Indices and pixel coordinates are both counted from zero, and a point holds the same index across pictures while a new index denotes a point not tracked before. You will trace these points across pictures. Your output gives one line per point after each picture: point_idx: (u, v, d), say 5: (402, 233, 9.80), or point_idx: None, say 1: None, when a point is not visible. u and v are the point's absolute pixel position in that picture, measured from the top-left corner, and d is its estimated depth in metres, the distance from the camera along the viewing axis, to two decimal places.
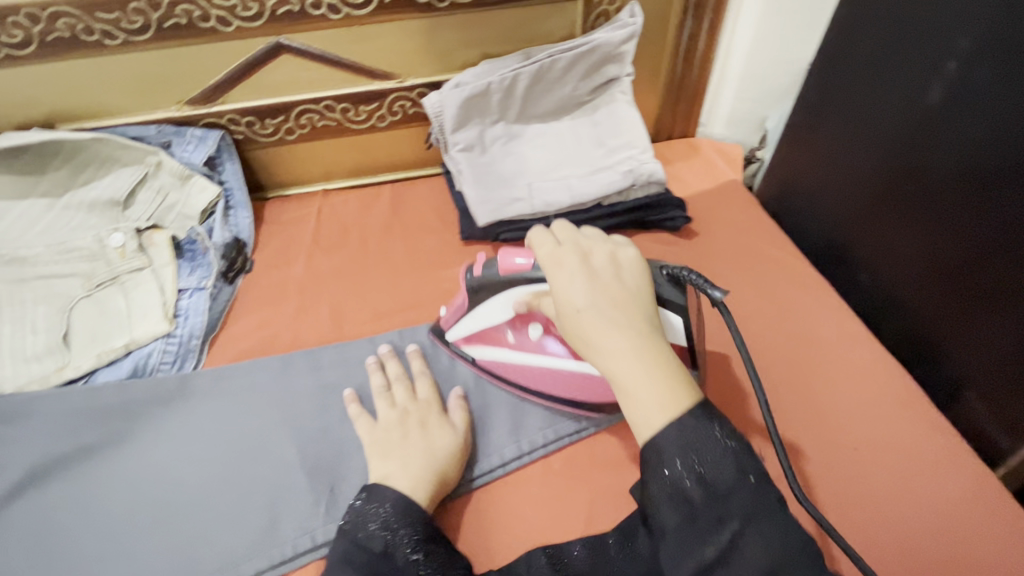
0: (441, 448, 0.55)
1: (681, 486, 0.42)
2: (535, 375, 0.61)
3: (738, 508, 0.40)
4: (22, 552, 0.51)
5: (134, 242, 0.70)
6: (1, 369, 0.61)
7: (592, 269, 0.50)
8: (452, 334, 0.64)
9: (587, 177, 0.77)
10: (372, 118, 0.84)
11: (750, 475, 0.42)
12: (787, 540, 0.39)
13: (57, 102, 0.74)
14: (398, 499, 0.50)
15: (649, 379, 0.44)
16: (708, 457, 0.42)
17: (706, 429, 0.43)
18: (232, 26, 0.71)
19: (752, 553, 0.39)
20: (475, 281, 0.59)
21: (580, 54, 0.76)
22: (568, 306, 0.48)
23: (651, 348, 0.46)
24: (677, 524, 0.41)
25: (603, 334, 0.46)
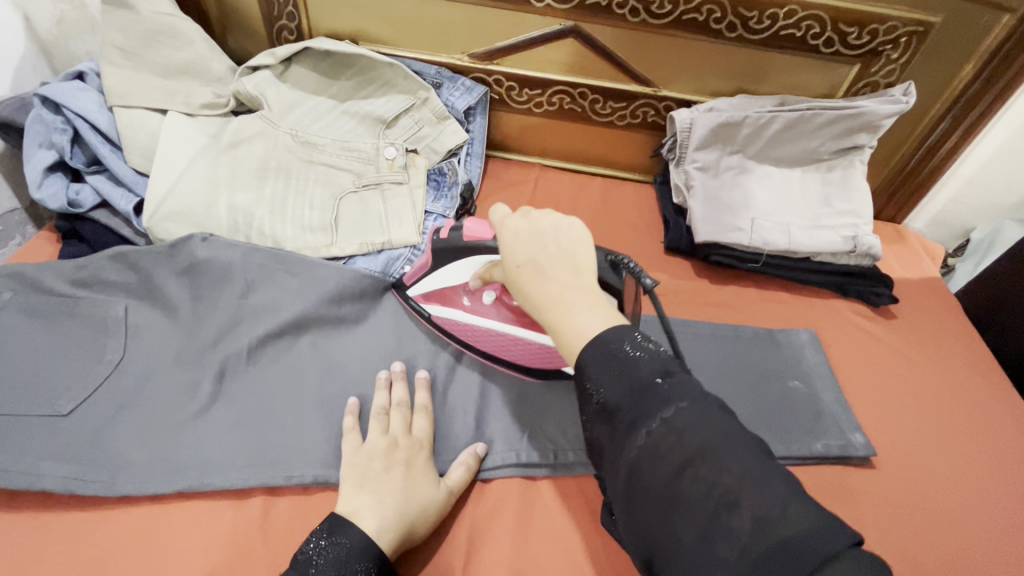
0: (418, 496, 0.51)
1: (590, 402, 0.42)
2: (479, 336, 0.63)
3: (649, 410, 0.39)
4: (282, 382, 0.60)
5: (401, 159, 0.80)
6: (284, 229, 0.72)
7: (536, 231, 0.48)
8: (413, 289, 0.66)
9: (809, 230, 0.79)
10: (614, 115, 0.91)
11: (658, 378, 0.40)
12: (707, 426, 0.37)
13: (370, 25, 0.86)
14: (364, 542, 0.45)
15: (578, 316, 0.44)
16: (625, 363, 0.41)
17: (611, 341, 0.42)
18: (544, 3, 0.78)
19: (665, 444, 0.37)
20: (440, 242, 0.60)
21: (842, 116, 0.78)
22: (511, 260, 0.48)
23: (580, 294, 0.45)
24: (607, 439, 0.41)
25: (543, 287, 0.45)
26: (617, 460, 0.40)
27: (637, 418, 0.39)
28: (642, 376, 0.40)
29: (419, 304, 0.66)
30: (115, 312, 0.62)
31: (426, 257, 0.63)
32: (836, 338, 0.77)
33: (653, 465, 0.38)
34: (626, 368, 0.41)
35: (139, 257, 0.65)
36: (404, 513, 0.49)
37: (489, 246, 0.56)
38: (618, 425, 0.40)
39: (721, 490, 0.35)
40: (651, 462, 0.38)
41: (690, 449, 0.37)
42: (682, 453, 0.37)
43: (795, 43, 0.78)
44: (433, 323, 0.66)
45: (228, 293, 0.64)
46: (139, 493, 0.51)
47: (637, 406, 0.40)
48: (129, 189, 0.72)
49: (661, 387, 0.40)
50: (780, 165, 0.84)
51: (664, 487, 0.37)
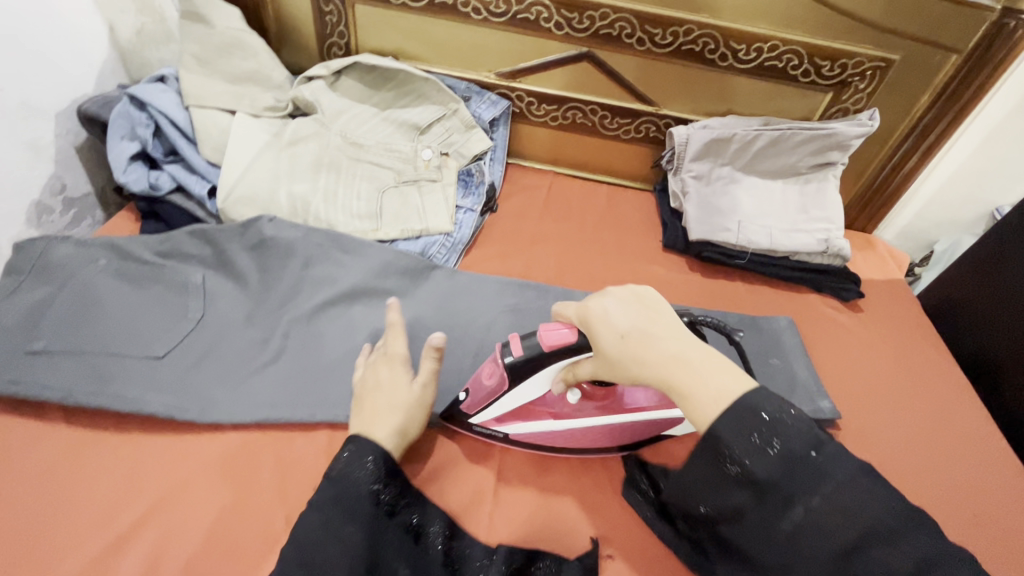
0: (401, 403, 0.59)
1: (734, 473, 0.44)
2: (562, 435, 0.64)
3: (807, 486, 0.41)
4: (337, 340, 0.70)
5: (436, 160, 0.92)
6: (336, 216, 0.83)
7: (620, 301, 0.53)
8: (478, 417, 0.64)
9: (787, 232, 0.91)
10: (620, 130, 1.03)
11: (809, 451, 0.42)
12: (863, 496, 0.41)
13: (410, 44, 0.98)
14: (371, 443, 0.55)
15: (706, 375, 0.47)
16: (775, 431, 0.43)
17: (752, 411, 0.43)
18: (563, 31, 0.91)
19: (827, 519, 0.40)
20: (515, 362, 0.58)
21: (817, 136, 0.91)
22: (613, 333, 0.51)
23: (694, 352, 0.49)
24: (751, 503, 0.43)
25: (659, 349, 0.49)
26: (772, 527, 0.42)
27: (792, 493, 0.42)
28: (794, 450, 0.42)
29: (493, 427, 0.65)
30: (194, 279, 0.72)
31: (496, 382, 0.60)
32: (811, 327, 0.88)
33: (816, 537, 0.41)
34: (779, 440, 0.42)
35: (215, 233, 0.75)
36: (397, 422, 0.58)
37: (571, 348, 0.56)
38: (769, 497, 0.42)
39: (898, 568, 0.39)
40: (812, 535, 0.41)
41: (858, 524, 0.40)
42: (852, 530, 0.40)
43: (778, 73, 0.92)
44: (512, 440, 0.65)
45: (292, 266, 0.75)
46: (226, 421, 0.61)
47: (792, 481, 0.42)
48: (202, 177, 0.84)
49: (817, 461, 0.42)
50: (764, 177, 0.97)
51: (830, 556, 0.40)
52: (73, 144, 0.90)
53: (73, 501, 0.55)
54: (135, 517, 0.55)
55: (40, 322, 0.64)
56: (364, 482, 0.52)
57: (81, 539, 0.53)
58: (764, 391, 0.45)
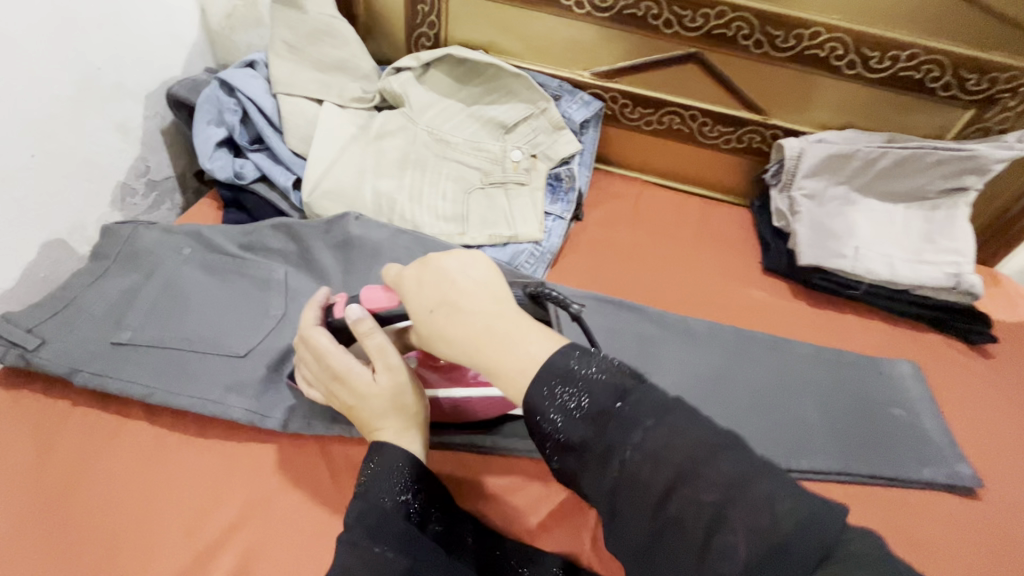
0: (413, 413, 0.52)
1: (553, 439, 0.41)
2: (453, 407, 0.60)
3: (617, 439, 0.38)
4: None
5: (525, 162, 0.86)
6: (421, 216, 0.78)
7: (442, 270, 0.47)
8: None
9: (911, 264, 0.82)
10: (721, 138, 0.95)
11: (614, 402, 0.40)
12: (665, 437, 0.37)
13: (504, 37, 0.93)
14: (383, 445, 0.49)
15: (516, 345, 0.43)
16: (584, 389, 0.41)
17: (567, 370, 0.42)
18: (672, 29, 0.84)
19: (643, 468, 0.37)
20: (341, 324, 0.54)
21: (954, 157, 0.81)
22: (424, 307, 0.47)
23: (511, 323, 0.45)
24: (579, 470, 0.40)
25: (465, 326, 0.45)
26: (595, 487, 0.39)
27: (608, 451, 0.39)
28: (603, 402, 0.40)
29: None
30: (277, 275, 0.69)
31: None
32: (937, 373, 0.78)
33: (634, 491, 0.37)
34: (593, 393, 0.40)
35: (300, 228, 0.72)
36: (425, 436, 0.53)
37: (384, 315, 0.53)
38: (589, 458, 0.40)
39: (710, 506, 0.34)
40: (631, 489, 0.37)
41: (669, 471, 0.36)
42: (663, 472, 0.36)
43: (913, 85, 0.82)
44: None
45: (377, 268, 0.70)
46: (308, 433, 0.57)
47: (602, 437, 0.39)
48: (287, 168, 0.81)
49: (620, 411, 0.39)
50: (884, 200, 0.87)
51: (650, 508, 0.36)
52: (159, 127, 0.89)
53: (153, 507, 0.52)
54: (215, 533, 0.51)
55: (126, 312, 0.62)
56: (387, 493, 0.48)
57: (162, 551, 0.50)
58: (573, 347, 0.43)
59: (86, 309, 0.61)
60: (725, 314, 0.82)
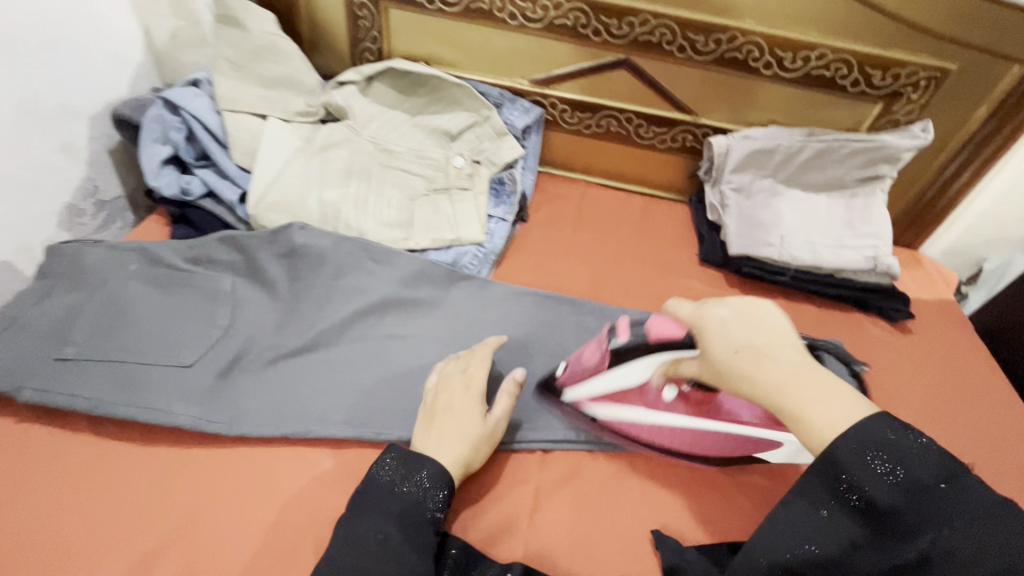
0: (468, 435, 0.58)
1: (855, 503, 0.43)
2: (649, 431, 0.62)
3: (938, 516, 0.40)
4: (366, 355, 0.68)
5: (467, 168, 0.90)
6: (366, 224, 0.81)
7: (740, 312, 0.50)
8: (570, 393, 0.65)
9: (833, 249, 0.87)
10: (656, 139, 1.00)
11: (939, 481, 0.41)
12: (992, 529, 0.39)
13: (444, 49, 0.97)
14: (432, 465, 0.55)
15: (827, 404, 0.45)
16: (898, 457, 0.42)
17: (869, 445, 0.43)
18: (601, 37, 0.89)
19: (955, 546, 0.39)
20: (622, 343, 0.63)
21: (865, 147, 0.87)
22: (727, 345, 0.49)
23: (815, 378, 0.46)
24: (867, 538, 0.43)
25: (770, 372, 0.46)
26: (888, 560, 0.41)
27: (919, 526, 0.41)
28: (931, 477, 0.42)
29: (579, 408, 0.65)
30: (223, 286, 0.71)
31: (597, 361, 0.63)
32: (859, 349, 0.84)
33: (944, 564, 0.39)
34: (906, 465, 0.42)
35: (245, 240, 0.73)
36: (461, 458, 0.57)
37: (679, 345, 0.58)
38: (889, 530, 0.42)
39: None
40: (948, 564, 0.39)
41: (989, 562, 0.38)
42: (974, 549, 0.39)
43: (825, 82, 0.88)
44: (598, 424, 0.64)
45: (322, 275, 0.72)
46: (251, 435, 0.59)
47: (920, 513, 0.41)
48: (233, 182, 0.83)
49: (945, 492, 0.41)
50: (808, 190, 0.93)
51: None
52: (105, 148, 0.90)
53: (98, 516, 0.54)
54: (154, 542, 0.53)
55: (71, 329, 0.63)
56: (428, 507, 0.53)
57: (106, 556, 0.52)
58: (888, 416, 0.44)
59: (30, 327, 0.63)
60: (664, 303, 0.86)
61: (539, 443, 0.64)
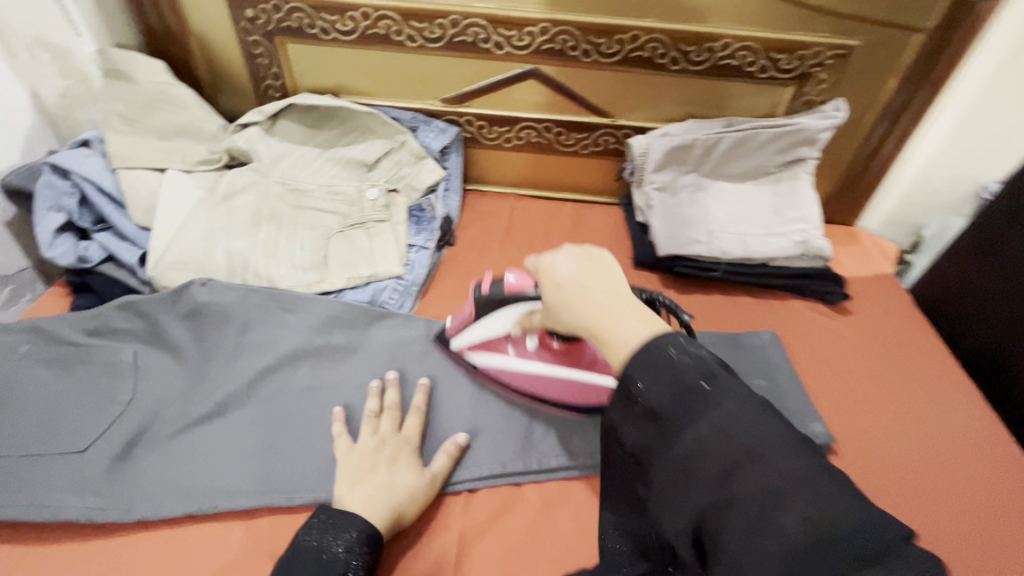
0: (401, 488, 0.56)
1: (640, 408, 0.46)
2: (526, 379, 0.67)
3: (697, 415, 0.43)
4: (280, 413, 0.65)
5: (383, 199, 0.87)
6: (277, 270, 0.78)
7: (572, 250, 0.56)
8: (456, 341, 0.70)
9: (762, 238, 0.86)
10: (578, 145, 0.98)
11: (702, 382, 0.44)
12: (754, 427, 0.42)
13: (349, 79, 0.94)
14: (359, 522, 0.52)
15: (624, 323, 0.48)
16: (688, 370, 0.44)
17: (662, 351, 0.45)
18: (504, 50, 0.87)
19: (716, 446, 0.42)
20: (483, 295, 0.65)
21: (783, 132, 0.86)
22: (554, 282, 0.53)
23: (622, 304, 0.50)
24: (656, 439, 0.45)
25: (587, 301, 0.51)
26: (665, 457, 0.44)
27: (685, 424, 0.43)
28: (694, 375, 0.44)
29: (464, 356, 0.70)
30: (125, 357, 0.67)
31: (466, 310, 0.68)
32: (797, 337, 0.83)
33: (702, 461, 0.42)
34: (674, 372, 0.44)
35: (144, 305, 0.70)
36: (389, 504, 0.55)
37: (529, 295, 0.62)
38: (665, 425, 0.44)
39: (769, 488, 0.39)
40: (705, 454, 0.42)
41: (736, 454, 0.41)
42: (734, 450, 0.41)
43: (734, 71, 0.87)
44: (481, 374, 0.69)
45: (228, 332, 0.69)
46: (153, 518, 0.56)
47: (687, 414, 0.43)
48: (134, 243, 0.79)
49: (705, 391, 0.44)
50: (733, 180, 0.91)
51: (717, 475, 0.41)
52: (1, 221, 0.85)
53: None
54: None
55: None
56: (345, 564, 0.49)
57: None
58: (676, 334, 0.47)
59: None
60: None
61: (467, 483, 0.62)
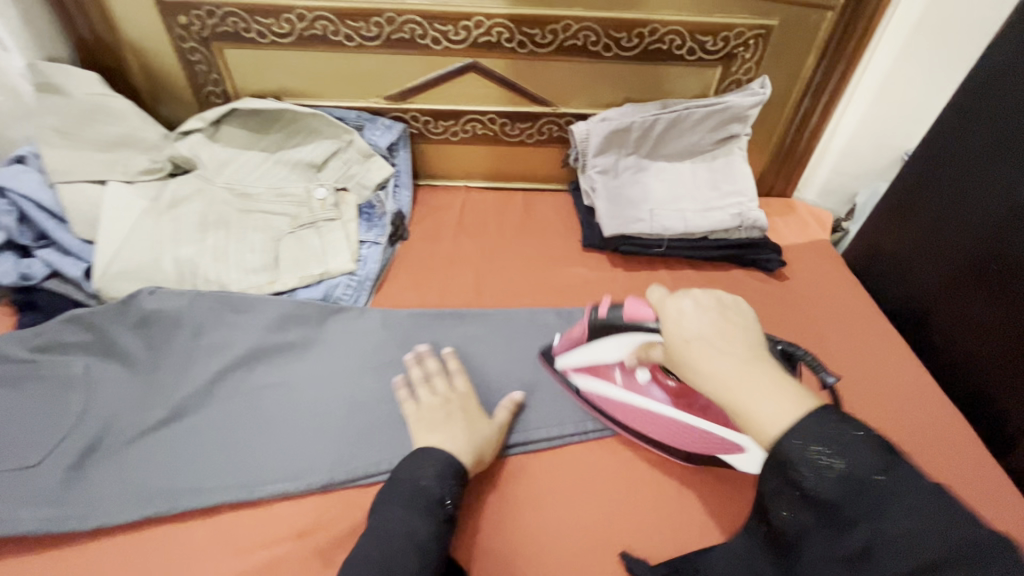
0: (478, 434, 0.62)
1: (796, 490, 0.42)
2: (628, 410, 0.67)
3: (878, 508, 0.38)
4: (236, 412, 0.65)
5: (332, 198, 0.88)
6: (228, 274, 0.78)
7: (723, 308, 0.52)
8: (560, 360, 0.71)
9: (701, 213, 0.90)
10: (524, 134, 1.01)
11: (877, 473, 0.39)
12: (942, 528, 0.36)
13: (291, 81, 0.94)
14: (446, 456, 0.58)
15: (762, 400, 0.44)
16: (837, 446, 0.40)
17: (811, 439, 0.41)
18: (442, 45, 0.89)
19: (899, 544, 0.37)
20: (598, 318, 0.63)
21: (713, 111, 0.90)
22: (680, 335, 0.51)
23: (771, 384, 0.45)
24: (815, 529, 0.41)
25: (716, 363, 0.47)
26: (830, 550, 0.40)
27: (854, 519, 0.39)
28: (868, 463, 0.39)
29: (566, 376, 0.72)
30: (75, 369, 0.67)
31: (580, 333, 0.66)
32: None
33: (888, 560, 0.37)
34: (858, 450, 0.40)
35: (92, 317, 0.69)
36: (474, 445, 0.61)
37: (650, 328, 0.58)
38: (835, 523, 0.40)
39: None
40: (884, 553, 0.37)
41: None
42: (920, 554, 0.36)
43: (664, 55, 0.91)
44: (581, 395, 0.71)
45: (180, 338, 0.70)
46: (112, 524, 0.56)
47: (849, 506, 0.39)
48: (78, 257, 0.78)
49: (884, 483, 0.39)
50: (672, 160, 0.95)
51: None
52: None
53: None
54: None
55: None
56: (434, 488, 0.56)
57: None
58: (831, 410, 0.42)
59: None
60: (551, 295, 0.86)
61: None
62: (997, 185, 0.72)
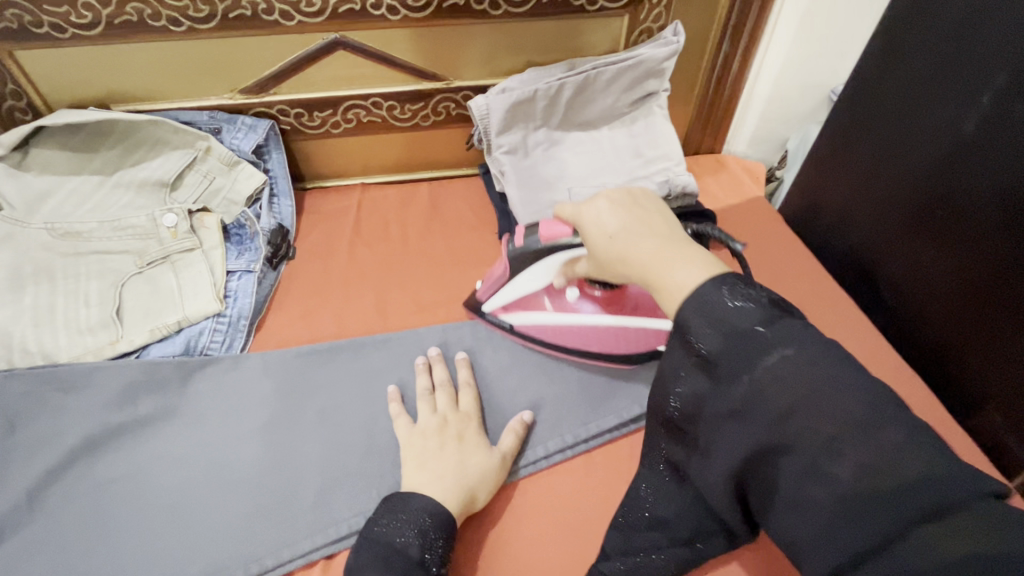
0: (464, 466, 0.53)
1: (692, 356, 0.39)
2: (564, 332, 0.64)
3: (752, 360, 0.36)
4: (76, 523, 0.52)
5: (186, 223, 0.72)
6: (56, 339, 0.63)
7: (635, 200, 0.48)
8: (488, 305, 0.66)
9: (624, 186, 0.80)
10: (417, 117, 0.87)
11: (759, 326, 0.36)
12: (829, 378, 0.34)
13: (116, 84, 0.76)
14: (432, 503, 0.49)
15: (684, 271, 0.40)
16: (720, 312, 0.37)
17: (711, 296, 0.38)
18: (294, 20, 0.72)
19: (771, 392, 0.35)
20: (519, 250, 0.58)
21: (625, 68, 0.78)
22: (602, 234, 0.47)
23: (686, 251, 0.42)
24: (709, 389, 0.39)
25: (638, 251, 0.44)
26: (725, 404, 0.37)
27: (737, 370, 0.36)
28: (749, 317, 0.36)
29: (498, 317, 0.67)
30: None
31: (500, 270, 0.62)
32: None
33: (758, 411, 0.36)
34: (733, 311, 0.37)
35: None
36: (462, 483, 0.51)
37: (569, 245, 0.54)
38: (723, 379, 0.37)
39: (832, 437, 0.33)
40: (762, 399, 0.35)
41: (837, 420, 0.33)
42: (792, 395, 0.34)
43: (563, 7, 0.78)
44: (517, 332, 0.67)
45: None
46: None
47: (734, 359, 0.36)
48: None
49: (767, 335, 0.36)
50: (587, 128, 0.84)
51: (778, 421, 0.35)
52: None
53: None
54: None
55: None
56: (410, 544, 0.46)
57: None
58: (729, 273, 0.39)
59: None
60: None
61: (322, 549, 0.51)
62: (939, 120, 0.64)
